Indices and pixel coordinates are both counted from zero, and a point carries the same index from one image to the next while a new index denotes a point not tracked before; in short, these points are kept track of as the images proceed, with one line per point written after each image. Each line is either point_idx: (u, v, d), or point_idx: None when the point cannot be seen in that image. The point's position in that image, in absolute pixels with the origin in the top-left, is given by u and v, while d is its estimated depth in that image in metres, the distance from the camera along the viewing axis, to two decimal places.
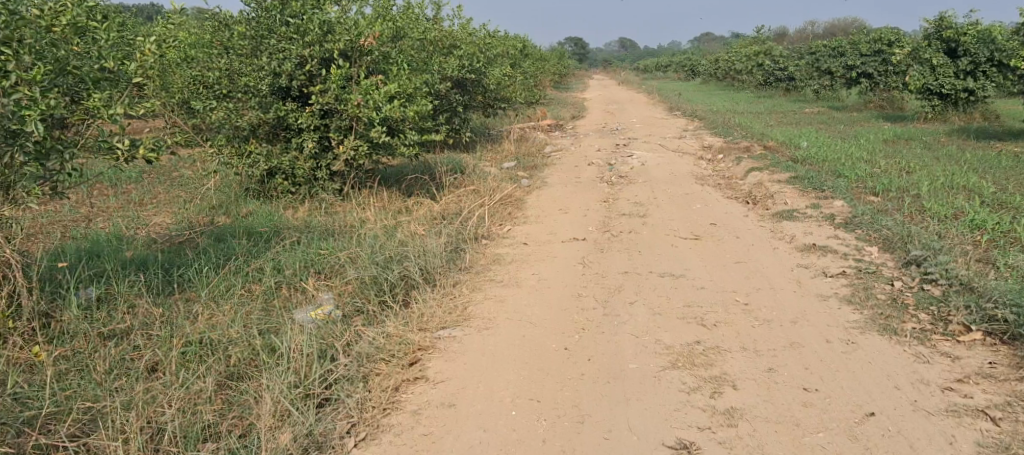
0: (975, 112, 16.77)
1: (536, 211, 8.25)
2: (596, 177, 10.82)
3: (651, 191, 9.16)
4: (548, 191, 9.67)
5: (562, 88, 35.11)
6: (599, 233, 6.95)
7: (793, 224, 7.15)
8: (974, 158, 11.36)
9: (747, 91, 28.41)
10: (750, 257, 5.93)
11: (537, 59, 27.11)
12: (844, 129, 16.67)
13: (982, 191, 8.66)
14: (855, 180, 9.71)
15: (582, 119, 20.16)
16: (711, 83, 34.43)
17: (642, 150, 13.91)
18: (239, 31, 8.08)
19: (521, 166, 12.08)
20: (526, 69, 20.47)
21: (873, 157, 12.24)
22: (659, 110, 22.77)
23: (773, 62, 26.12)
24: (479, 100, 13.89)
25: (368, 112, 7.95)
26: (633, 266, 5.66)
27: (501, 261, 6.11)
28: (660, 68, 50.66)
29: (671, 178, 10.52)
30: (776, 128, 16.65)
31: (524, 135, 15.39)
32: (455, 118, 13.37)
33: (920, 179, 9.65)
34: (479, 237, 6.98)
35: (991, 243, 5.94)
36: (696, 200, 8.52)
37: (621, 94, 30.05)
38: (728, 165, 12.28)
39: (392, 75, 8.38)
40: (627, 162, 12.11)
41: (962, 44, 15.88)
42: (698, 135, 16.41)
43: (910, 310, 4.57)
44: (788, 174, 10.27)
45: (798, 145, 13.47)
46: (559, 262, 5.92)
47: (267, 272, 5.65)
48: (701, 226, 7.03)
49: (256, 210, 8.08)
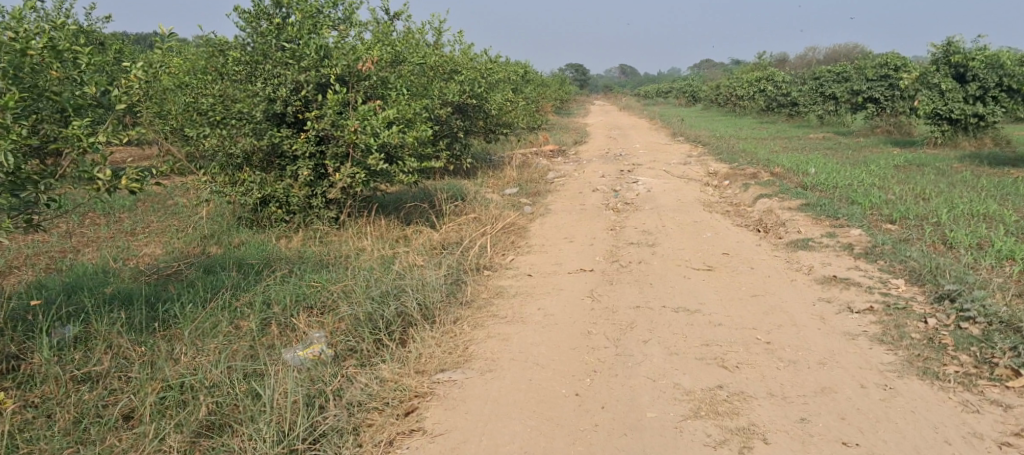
0: (985, 137, 16.48)
1: (540, 240, 7.92)
2: (601, 204, 10.51)
3: (658, 219, 8.84)
4: (552, 219, 9.36)
5: (563, 113, 34.93)
6: (606, 264, 6.62)
7: (809, 253, 6.82)
8: (990, 185, 11.06)
9: (750, 116, 28.21)
10: (768, 290, 5.60)
11: (538, 85, 26.93)
12: (852, 155, 16.40)
13: (1004, 220, 8.35)
14: (869, 208, 9.41)
15: (584, 145, 19.91)
16: (713, 109, 34.27)
17: (647, 177, 13.61)
18: (234, 57, 7.84)
19: (524, 193, 11.78)
20: (527, 95, 20.24)
21: (885, 183, 11.93)
22: (662, 136, 22.55)
23: (776, 87, 25.95)
24: (481, 126, 13.63)
25: (365, 138, 7.66)
26: (644, 300, 5.33)
27: (504, 294, 5.78)
28: (661, 94, 50.57)
29: (678, 205, 10.21)
30: (782, 153, 16.36)
31: (527, 161, 15.11)
32: (455, 144, 13.11)
33: (938, 206, 9.34)
34: (480, 267, 6.65)
35: None
36: (705, 228, 8.20)
37: (623, 120, 29.86)
38: (736, 192, 11.98)
39: (391, 100, 8.11)
40: (632, 189, 11.82)
41: (971, 68, 15.65)
42: (704, 161, 16.13)
43: (950, 351, 4.23)
44: (799, 201, 9.96)
45: (806, 171, 13.18)
46: (565, 296, 5.59)
47: (256, 306, 5.32)
48: (714, 256, 6.71)
49: (249, 239, 7.77)
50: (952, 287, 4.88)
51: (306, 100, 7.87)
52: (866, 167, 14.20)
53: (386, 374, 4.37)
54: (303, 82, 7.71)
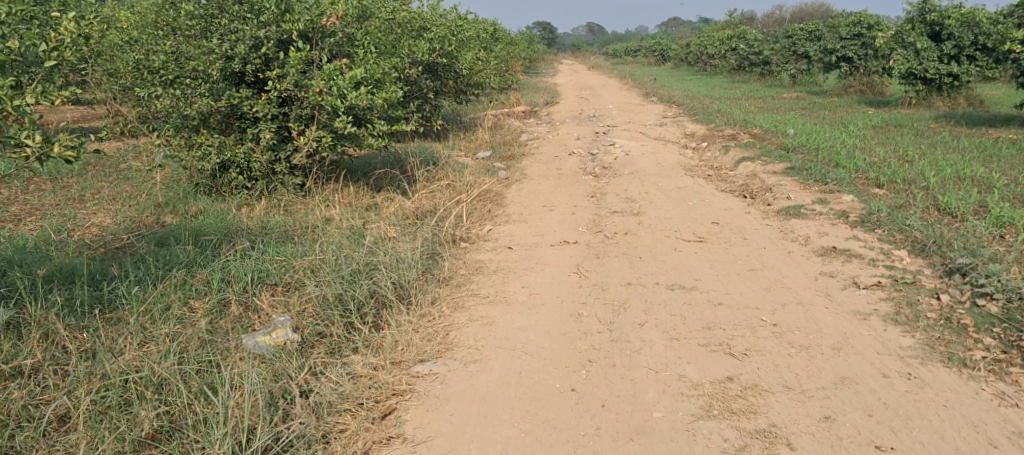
0: (959, 97, 16.28)
1: (516, 208, 7.53)
2: (579, 169, 10.13)
3: (641, 184, 8.49)
4: (529, 184, 8.95)
5: (531, 72, 34.23)
6: (590, 235, 6.26)
7: (801, 222, 6.52)
8: (971, 147, 10.88)
9: (720, 76, 27.87)
10: (764, 262, 5.30)
11: (507, 43, 26.23)
12: (828, 115, 16.16)
13: (993, 183, 8.14)
14: (854, 172, 9.15)
15: (556, 106, 19.40)
16: (682, 68, 33.87)
17: (623, 139, 13.23)
18: (186, 11, 7.17)
19: (498, 156, 11.34)
20: (497, 53, 19.62)
21: (865, 145, 11.70)
22: (634, 95, 22.11)
23: (748, 46, 25.54)
24: (451, 86, 13.09)
25: (332, 100, 7.11)
26: (636, 276, 5.00)
27: (484, 269, 5.39)
28: (630, 53, 49.97)
29: (659, 169, 9.86)
30: (758, 114, 16.06)
31: (499, 122, 14.62)
32: (425, 105, 12.57)
33: (923, 169, 9.12)
34: (455, 239, 6.23)
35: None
36: (690, 195, 7.86)
37: (594, 80, 29.34)
38: (715, 154, 11.66)
39: (358, 58, 7.57)
40: (610, 152, 11.44)
41: (947, 27, 15.42)
42: (679, 122, 15.77)
43: (972, 333, 4.01)
44: (783, 165, 9.68)
45: (785, 133, 12.89)
46: (551, 271, 5.23)
47: (212, 285, 4.86)
48: (704, 225, 6.39)
49: (208, 208, 7.22)
50: (964, 261, 4.56)
51: (266, 58, 7.30)
52: (844, 128, 13.96)
53: (359, 369, 4.01)
54: (263, 38, 7.14)
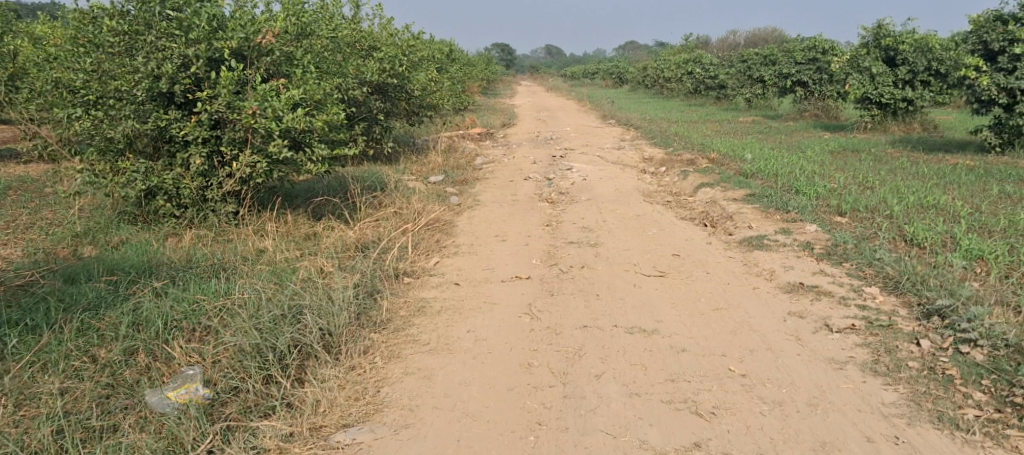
0: (914, 122, 16.26)
1: (465, 238, 7.11)
2: (534, 195, 9.74)
3: (597, 212, 8.13)
4: (482, 211, 8.53)
5: (488, 94, 33.87)
6: (543, 268, 5.86)
7: (765, 253, 6.21)
8: (930, 174, 10.76)
9: (677, 98, 27.81)
10: (729, 299, 4.95)
11: (464, 64, 25.85)
12: (785, 139, 16.04)
13: (957, 212, 7.95)
14: (815, 199, 8.91)
15: (513, 128, 19.04)
16: (639, 91, 33.83)
17: (581, 163, 12.89)
18: (108, 25, 6.58)
19: (450, 181, 10.89)
20: (452, 74, 19.22)
21: (824, 170, 11.53)
22: (592, 118, 21.85)
23: (704, 69, 25.51)
24: (403, 107, 12.67)
25: (266, 122, 6.64)
26: (591, 317, 4.63)
27: (426, 311, 4.96)
28: (587, 75, 50.00)
29: (617, 196, 9.52)
30: (716, 138, 15.88)
31: (453, 145, 14.18)
32: (376, 126, 12.13)
33: (884, 197, 8.92)
34: (396, 274, 5.75)
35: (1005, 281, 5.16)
36: (649, 223, 7.52)
37: (551, 102, 29.07)
38: (674, 180, 11.37)
39: (296, 79, 7.11)
40: (567, 176, 11.08)
41: (901, 52, 15.44)
42: (637, 145, 15.49)
43: (959, 387, 3.73)
44: (742, 191, 9.41)
45: (744, 158, 12.67)
46: (499, 312, 4.84)
47: (119, 330, 4.30)
48: (665, 257, 6.04)
49: (130, 238, 6.65)
50: (943, 302, 4.29)
51: (197, 77, 6.79)
52: (802, 153, 13.81)
53: (266, 443, 3.77)
54: (193, 56, 6.64)
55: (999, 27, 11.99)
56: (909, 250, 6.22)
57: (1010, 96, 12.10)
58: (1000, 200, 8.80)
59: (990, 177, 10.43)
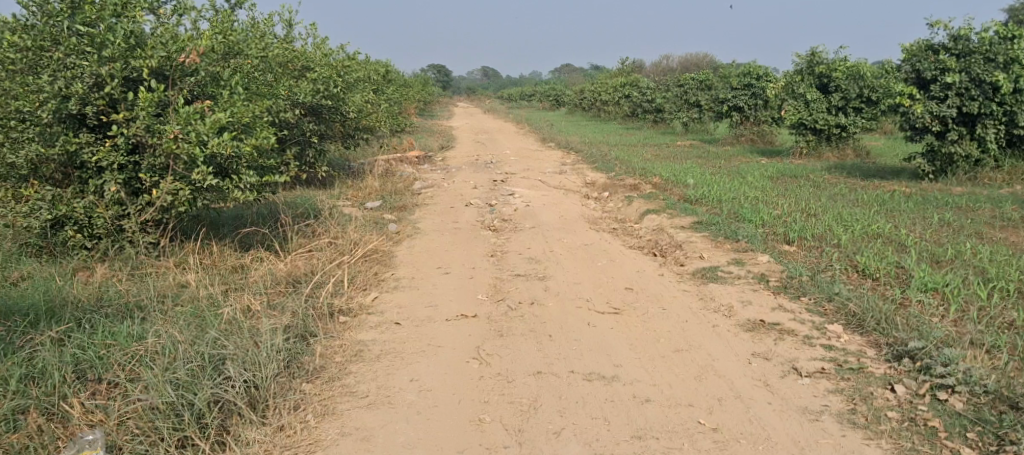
0: (848, 147, 16.33)
1: (406, 269, 6.73)
2: (476, 222, 9.41)
3: (543, 241, 7.85)
4: (423, 240, 8.16)
5: (425, 115, 33.46)
6: (490, 304, 5.53)
7: (719, 286, 6.01)
8: (869, 201, 10.84)
9: (615, 122, 27.89)
10: (687, 338, 4.70)
11: (400, 85, 25.43)
12: (724, 164, 16.10)
13: (902, 241, 7.93)
14: (761, 227, 8.82)
15: (451, 151, 18.68)
16: (577, 114, 33.89)
17: (522, 188, 12.63)
18: (10, 39, 6.08)
19: (388, 207, 10.48)
20: (389, 96, 18.80)
21: (765, 196, 11.52)
22: (531, 141, 21.66)
23: (641, 93, 25.66)
24: (337, 129, 12.29)
25: (189, 148, 6.13)
26: (545, 363, 4.33)
27: (365, 355, 4.57)
28: (524, 98, 50.07)
29: (562, 223, 9.27)
30: (656, 162, 15.83)
31: (391, 168, 13.76)
32: (309, 149, 11.69)
33: (829, 225, 8.89)
34: (330, 312, 5.32)
35: (965, 316, 5.06)
36: (597, 253, 7.27)
37: (489, 125, 28.83)
38: (618, 206, 11.20)
39: (223, 101, 6.62)
40: (509, 202, 10.80)
41: (834, 79, 15.71)
42: (578, 170, 15.31)
43: (943, 438, 3.58)
44: (689, 218, 9.26)
45: (686, 183, 12.58)
46: (445, 356, 4.49)
47: (10, 385, 3.86)
48: (617, 291, 5.77)
49: (33, 273, 6.05)
50: (913, 344, 4.15)
51: (112, 99, 6.25)
52: (742, 178, 13.83)
53: None
54: (106, 76, 6.07)
55: (931, 57, 12.22)
56: (863, 284, 6.11)
57: (942, 124, 12.23)
58: (941, 228, 8.85)
59: (927, 204, 10.55)
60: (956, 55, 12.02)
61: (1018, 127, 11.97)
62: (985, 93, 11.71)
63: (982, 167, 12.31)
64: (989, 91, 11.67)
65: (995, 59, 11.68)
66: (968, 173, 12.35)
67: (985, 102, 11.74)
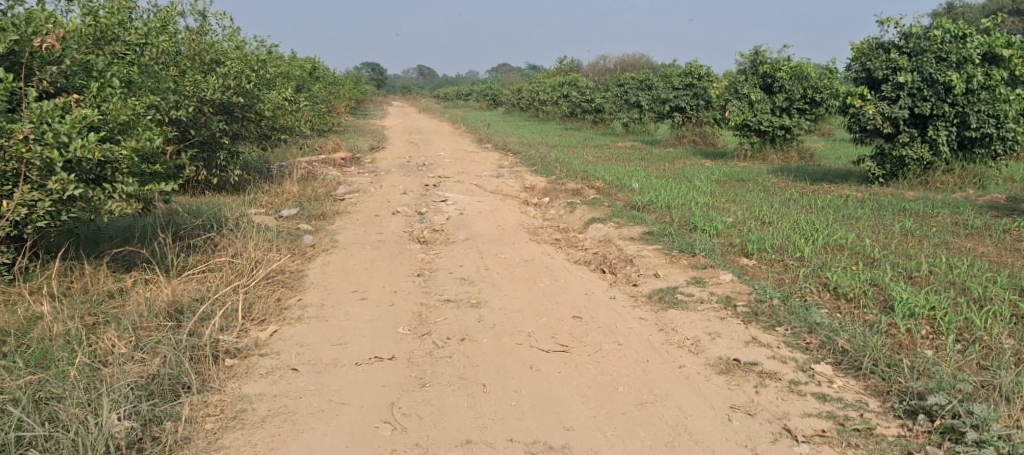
0: (791, 150, 15.89)
1: (317, 292, 5.79)
2: (404, 233, 8.47)
3: (478, 257, 6.98)
4: (341, 255, 7.20)
5: (357, 115, 32.13)
6: (413, 338, 4.64)
7: (678, 313, 5.25)
8: (822, 207, 10.32)
9: (553, 122, 27.13)
10: (648, 384, 3.93)
11: (329, 82, 24.18)
12: (667, 166, 15.43)
13: (868, 254, 7.29)
14: (716, 236, 8.10)
15: (382, 152, 17.63)
16: (514, 114, 33.05)
17: (456, 193, 11.72)
18: None
19: (307, 215, 9.47)
20: (314, 94, 17.60)
21: (714, 201, 10.91)
22: (468, 141, 20.75)
23: (579, 93, 24.91)
24: (253, 130, 11.20)
25: (45, 151, 5.09)
26: (476, 427, 3.52)
27: (246, 420, 3.67)
28: (461, 97, 49.00)
29: (499, 234, 8.41)
30: (598, 164, 15.08)
31: (313, 171, 12.70)
32: (219, 151, 10.69)
33: (786, 235, 8.27)
34: (214, 352, 4.34)
35: (961, 352, 4.46)
36: (539, 272, 6.45)
37: (425, 124, 27.74)
38: (559, 213, 10.38)
39: (90, 95, 5.53)
40: (442, 209, 9.88)
41: (778, 80, 15.21)
42: (517, 173, 14.49)
43: None
44: (637, 228, 8.54)
45: (630, 187, 11.88)
46: (349, 419, 3.62)
47: None
48: (563, 321, 4.95)
49: None
50: (931, 398, 3.58)
51: None
52: (687, 182, 13.17)
53: None
54: None
55: (882, 56, 11.72)
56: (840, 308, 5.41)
57: (893, 125, 11.77)
58: (904, 237, 8.28)
59: (883, 211, 10.02)
60: (908, 54, 11.55)
61: (969, 129, 11.38)
62: (937, 93, 11.21)
63: (932, 170, 11.78)
64: (941, 92, 11.18)
65: (948, 58, 11.15)
66: (919, 177, 11.83)
67: (937, 103, 11.25)
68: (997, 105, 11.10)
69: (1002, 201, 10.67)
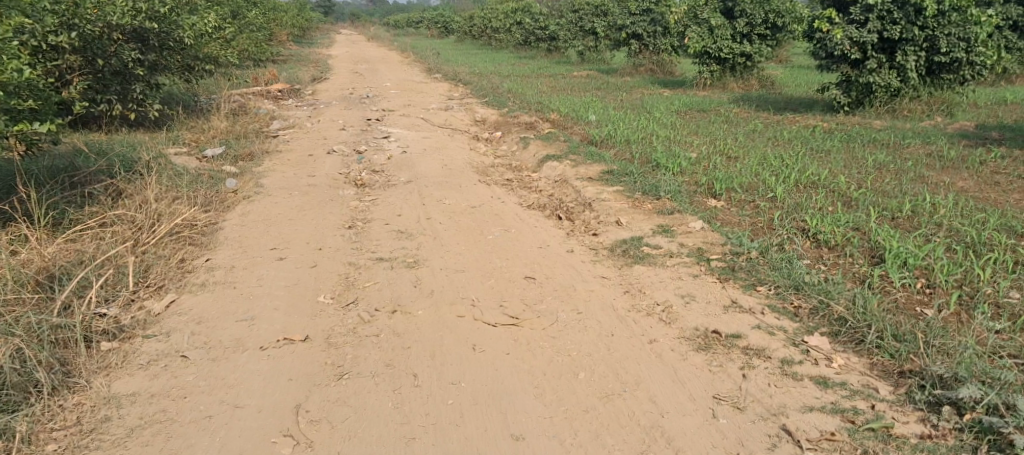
0: (752, 78, 15.21)
1: (228, 250, 5.00)
2: (339, 175, 7.67)
3: (419, 204, 6.25)
4: (264, 203, 6.40)
5: (302, 44, 30.56)
6: (336, 308, 4.05)
7: (645, 270, 4.61)
8: (789, 139, 9.74)
9: (506, 51, 25.99)
10: (616, 367, 3.56)
11: (269, 8, 22.72)
12: (625, 96, 14.66)
13: (845, 193, 6.71)
14: (680, 176, 7.47)
15: (323, 83, 16.53)
16: (466, 42, 31.71)
17: (400, 128, 10.85)
18: None
19: (233, 155, 8.58)
20: (248, 21, 16.34)
21: (677, 135, 10.25)
22: (416, 72, 19.64)
23: (533, 19, 23.75)
24: (174, 60, 10.18)
25: None
26: (402, 438, 3.18)
27: (108, 437, 3.25)
28: (413, 25, 47.21)
29: (445, 176, 7.67)
30: (553, 95, 14.26)
31: (246, 105, 11.70)
32: (135, 83, 9.69)
33: (757, 172, 7.66)
34: (84, 335, 3.78)
35: (964, 319, 3.93)
36: (488, 221, 5.78)
37: (373, 53, 26.40)
38: (512, 150, 9.62)
39: None
40: (383, 147, 9.04)
41: (739, 4, 14.38)
42: (467, 105, 13.60)
43: None
44: (596, 167, 7.86)
45: (587, 120, 11.13)
46: (242, 431, 3.25)
47: None
48: (514, 282, 4.34)
49: None
50: (961, 388, 3.28)
51: None
52: (648, 113, 12.47)
53: None
54: None
55: None
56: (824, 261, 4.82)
57: (861, 50, 11.09)
58: (880, 171, 7.71)
59: (853, 142, 9.46)
60: None
61: (939, 54, 10.76)
62: (907, 16, 10.55)
63: (900, 98, 11.20)
64: (912, 14, 10.52)
65: None
66: (886, 105, 11.27)
67: (907, 26, 10.60)
68: (969, 28, 10.49)
69: (972, 129, 10.13)
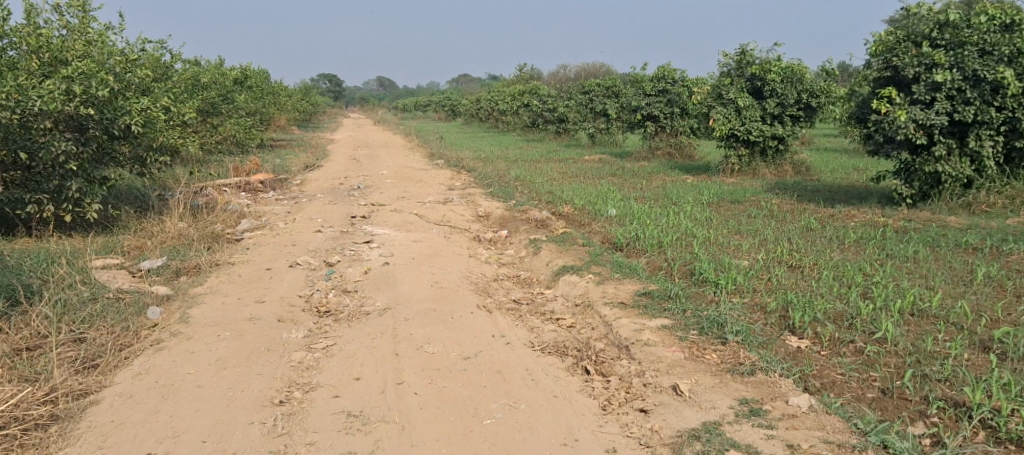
0: (785, 163, 13.49)
1: None
2: (297, 299, 5.96)
3: (390, 351, 4.56)
4: (179, 350, 4.74)
5: (304, 128, 29.35)
6: None
7: None
8: (855, 239, 8.02)
9: (513, 134, 24.49)
10: None
11: (267, 91, 21.41)
12: (644, 185, 12.92)
13: (974, 330, 4.93)
14: (739, 299, 5.71)
15: (312, 171, 14.97)
16: (472, 125, 30.37)
17: (388, 228, 9.15)
18: None
19: (174, 267, 6.89)
20: (234, 103, 14.92)
21: (718, 234, 8.51)
22: (417, 157, 18.11)
23: (541, 101, 22.31)
24: (127, 152, 8.30)
25: None
26: None
27: None
28: (420, 108, 46.26)
29: (435, 297, 5.94)
30: (565, 183, 12.60)
31: (213, 199, 10.10)
32: (71, 179, 7.73)
33: (837, 292, 5.87)
34: None
35: None
36: (486, 386, 4.16)
37: (376, 138, 24.99)
38: (519, 255, 7.90)
39: None
40: (361, 255, 7.32)
41: (768, 83, 12.80)
42: (468, 196, 11.94)
43: None
44: (627, 284, 6.11)
45: (607, 215, 9.42)
46: None
47: None
48: None
49: None
50: None
51: None
52: (676, 206, 10.74)
53: None
54: None
55: (912, 49, 9.04)
56: None
57: (926, 135, 8.96)
58: (999, 291, 5.91)
59: (936, 244, 7.72)
60: (943, 47, 8.85)
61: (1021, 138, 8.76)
62: (983, 95, 8.54)
63: (974, 190, 9.05)
64: (989, 92, 8.52)
65: (994, 52, 8.54)
66: (959, 198, 9.07)
67: (982, 107, 8.56)
68: None
69: None
